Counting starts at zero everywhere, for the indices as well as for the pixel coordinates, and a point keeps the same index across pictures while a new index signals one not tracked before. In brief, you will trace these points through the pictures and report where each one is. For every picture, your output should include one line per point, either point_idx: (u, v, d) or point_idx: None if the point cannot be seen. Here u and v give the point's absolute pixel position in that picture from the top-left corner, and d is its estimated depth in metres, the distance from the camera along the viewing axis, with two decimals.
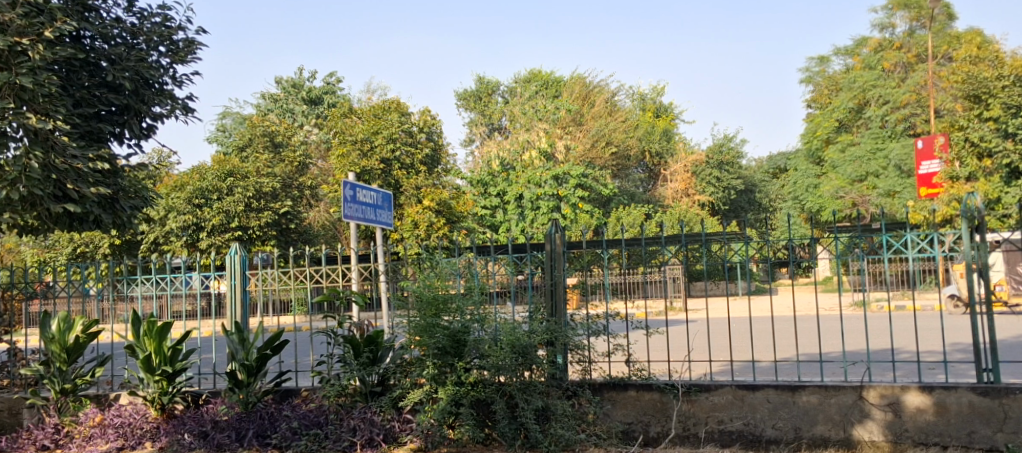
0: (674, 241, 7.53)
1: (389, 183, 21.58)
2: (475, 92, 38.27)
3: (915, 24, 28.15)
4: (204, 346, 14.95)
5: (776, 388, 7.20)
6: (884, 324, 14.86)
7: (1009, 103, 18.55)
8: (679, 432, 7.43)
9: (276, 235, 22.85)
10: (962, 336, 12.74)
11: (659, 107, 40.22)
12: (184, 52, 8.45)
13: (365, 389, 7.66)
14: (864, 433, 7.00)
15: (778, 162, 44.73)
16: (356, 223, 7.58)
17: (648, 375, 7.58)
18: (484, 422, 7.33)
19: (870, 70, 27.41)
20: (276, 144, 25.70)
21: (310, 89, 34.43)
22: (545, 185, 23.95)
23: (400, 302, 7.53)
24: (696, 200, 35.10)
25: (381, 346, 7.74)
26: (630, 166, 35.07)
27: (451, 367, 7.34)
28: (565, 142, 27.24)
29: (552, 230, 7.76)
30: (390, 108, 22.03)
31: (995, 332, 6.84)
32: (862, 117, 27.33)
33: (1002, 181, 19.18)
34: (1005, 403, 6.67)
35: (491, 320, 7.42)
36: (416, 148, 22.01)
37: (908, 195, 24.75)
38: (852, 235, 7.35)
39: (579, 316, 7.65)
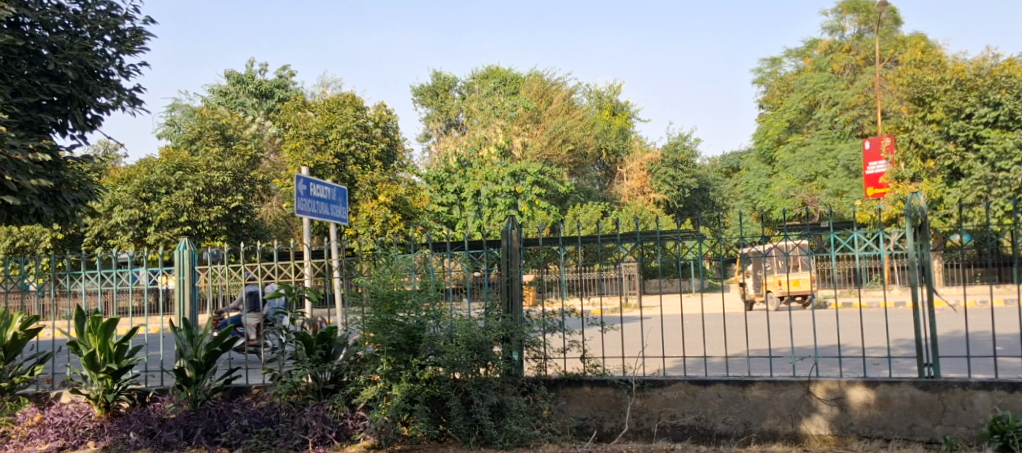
0: (629, 238, 7.64)
1: (344, 178, 21.41)
2: (432, 88, 38.34)
3: (863, 28, 29.26)
4: (151, 342, 14.76)
5: (727, 383, 7.34)
6: (830, 320, 15.22)
7: (950, 106, 19.22)
8: (632, 427, 7.54)
9: (227, 230, 22.62)
10: (904, 332, 13.13)
11: (615, 105, 40.49)
12: (131, 42, 8.33)
13: (317, 386, 7.63)
14: (812, 427, 7.18)
15: (731, 162, 45.52)
16: (310, 218, 7.57)
17: (602, 371, 7.68)
18: (439, 419, 7.38)
19: (820, 72, 28.22)
20: (227, 137, 25.14)
21: (261, 82, 34.02)
22: (502, 182, 24.02)
23: (355, 298, 7.51)
24: (652, 198, 35.43)
25: (334, 343, 7.76)
26: (587, 163, 35.22)
27: (406, 364, 7.31)
28: (522, 138, 27.32)
29: (508, 226, 7.83)
30: (345, 102, 21.92)
31: (937, 329, 7.05)
32: (812, 118, 27.90)
33: (944, 182, 19.95)
34: (944, 397, 6.89)
35: (447, 317, 7.43)
36: (372, 143, 21.91)
37: (855, 195, 25.33)
38: (801, 233, 7.47)
39: (534, 312, 7.74)
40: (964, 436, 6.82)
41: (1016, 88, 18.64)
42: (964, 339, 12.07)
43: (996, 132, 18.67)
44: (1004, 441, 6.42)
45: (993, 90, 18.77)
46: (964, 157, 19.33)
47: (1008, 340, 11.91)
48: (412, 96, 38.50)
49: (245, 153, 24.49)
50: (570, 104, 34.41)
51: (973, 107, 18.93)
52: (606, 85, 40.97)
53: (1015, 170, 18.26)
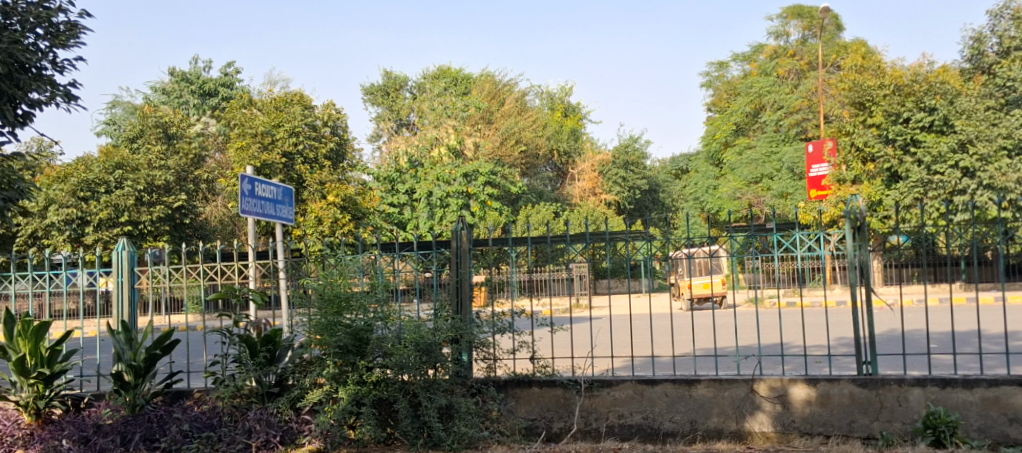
0: (579, 239, 7.72)
1: (292, 178, 21.12)
2: (382, 87, 38.22)
3: (807, 33, 30.16)
4: (87, 346, 14.45)
5: (674, 382, 7.43)
6: (774, 319, 15.52)
7: (889, 111, 19.73)
8: (581, 427, 7.59)
9: (170, 230, 22.28)
10: (845, 330, 13.43)
11: (567, 106, 40.72)
12: (65, 36, 8.14)
13: (261, 389, 7.55)
14: (755, 424, 7.30)
15: (681, 163, 46.12)
16: (255, 218, 7.48)
17: (552, 371, 7.72)
18: (387, 422, 7.30)
19: (766, 76, 28.74)
20: (169, 136, 24.47)
21: (206, 80, 33.55)
22: (455, 182, 23.93)
23: (301, 300, 7.46)
24: (603, 199, 35.68)
25: (280, 346, 7.67)
26: (538, 164, 35.28)
27: (353, 366, 7.26)
28: (474, 139, 27.31)
29: (458, 227, 7.87)
30: (292, 101, 21.65)
31: (874, 328, 7.23)
32: (758, 121, 28.38)
33: (884, 185, 20.34)
34: (881, 393, 7.06)
35: (395, 318, 7.39)
36: (321, 142, 21.65)
37: (799, 197, 25.80)
38: (747, 235, 7.62)
39: (484, 314, 7.76)
40: (900, 431, 7.00)
41: (950, 94, 19.19)
42: (901, 336, 12.42)
43: (932, 137, 19.24)
44: (937, 436, 6.69)
45: (928, 95, 19.23)
46: (902, 160, 19.82)
47: (942, 337, 12.29)
48: (362, 95, 38.31)
49: (189, 151, 24.04)
50: (521, 106, 34.50)
51: (911, 112, 19.38)
52: (557, 86, 41.15)
53: (951, 173, 19.00)
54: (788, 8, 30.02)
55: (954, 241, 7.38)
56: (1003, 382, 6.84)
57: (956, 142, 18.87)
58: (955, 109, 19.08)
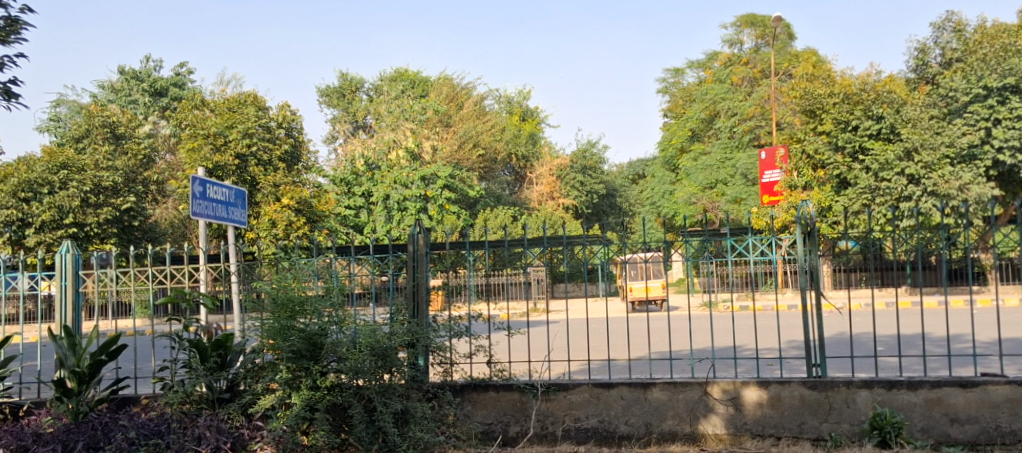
0: (536, 243, 7.72)
1: (245, 180, 20.85)
2: (338, 89, 37.95)
3: (760, 41, 30.73)
4: (28, 352, 14.11)
5: (629, 385, 7.47)
6: (726, 322, 15.76)
7: (839, 119, 20.09)
8: (537, 431, 7.60)
9: (117, 233, 21.91)
10: (795, 333, 13.68)
11: (524, 110, 40.84)
12: (6, 32, 7.93)
13: (212, 395, 7.47)
14: (708, 426, 7.37)
15: (637, 168, 46.58)
16: (206, 220, 7.37)
17: (508, 376, 7.73)
18: (340, 427, 7.19)
19: (720, 84, 29.14)
20: (117, 136, 23.76)
21: (157, 79, 33.06)
22: (412, 186, 23.81)
23: (254, 304, 7.35)
24: (560, 203, 35.85)
25: (231, 350, 7.58)
26: (497, 168, 35.24)
27: (306, 371, 7.18)
28: (431, 142, 27.31)
29: (415, 231, 7.89)
30: (245, 102, 21.44)
31: (824, 331, 7.35)
32: (712, 128, 28.73)
33: (833, 191, 20.69)
34: (830, 395, 7.18)
35: (350, 323, 7.31)
36: (275, 144, 21.46)
37: (753, 202, 26.16)
38: (702, 239, 7.70)
39: (441, 317, 7.81)
40: (848, 432, 7.13)
41: (896, 103, 19.70)
42: (850, 339, 12.68)
43: (879, 144, 19.67)
44: (883, 436, 6.83)
45: (876, 104, 19.71)
46: (851, 167, 20.19)
47: (889, 340, 12.59)
48: (317, 97, 37.99)
49: (139, 152, 23.57)
50: (479, 110, 34.52)
51: (859, 120, 19.84)
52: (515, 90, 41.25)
53: (896, 180, 19.45)
54: (741, 17, 30.53)
55: (900, 246, 7.56)
56: (945, 384, 7.00)
57: (903, 149, 19.31)
58: (902, 118, 19.56)
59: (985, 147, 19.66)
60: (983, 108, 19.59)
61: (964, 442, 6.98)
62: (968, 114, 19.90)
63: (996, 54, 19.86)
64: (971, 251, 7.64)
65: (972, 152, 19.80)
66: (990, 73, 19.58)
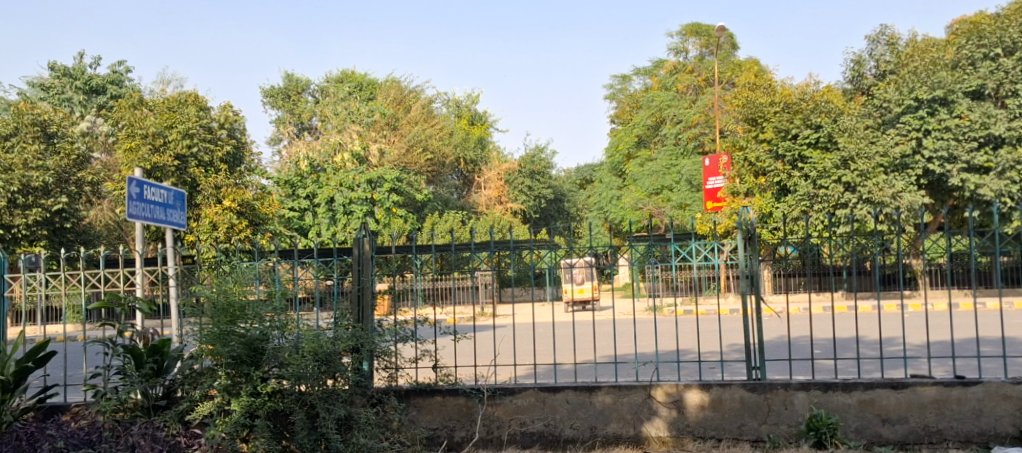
0: (483, 247, 7.69)
1: (185, 181, 20.34)
2: (283, 90, 37.46)
3: (704, 50, 31.26)
4: None
5: (575, 389, 7.47)
6: (670, 326, 15.94)
7: (779, 127, 20.45)
8: (482, 435, 7.55)
9: (48, 235, 21.43)
10: (737, 337, 13.90)
11: (473, 114, 40.86)
12: None
13: (147, 403, 7.28)
14: (651, 429, 7.40)
15: (585, 174, 46.95)
16: (143, 222, 7.17)
17: (454, 381, 7.68)
18: (282, 434, 7.05)
19: (666, 91, 29.54)
20: (48, 135, 22.26)
21: (92, 76, 32.28)
22: (358, 189, 23.46)
23: (192, 309, 7.16)
24: (509, 208, 35.92)
25: (168, 356, 7.45)
26: (444, 172, 35.06)
27: (246, 377, 7.02)
28: (378, 145, 27.23)
29: (360, 234, 7.81)
30: (186, 101, 20.88)
31: (764, 334, 7.42)
32: (659, 134, 29.05)
33: (774, 198, 21.04)
34: (769, 397, 7.26)
35: (293, 328, 7.14)
36: (216, 146, 20.94)
37: (697, 208, 26.48)
38: (648, 244, 7.73)
39: (387, 322, 7.62)
40: (786, 434, 7.22)
41: (833, 113, 20.14)
42: (789, 343, 12.93)
43: (818, 153, 20.03)
44: (819, 437, 6.93)
45: (814, 113, 20.13)
46: (791, 174, 20.55)
47: (825, 343, 12.83)
48: (261, 98, 37.44)
49: (71, 152, 22.17)
50: (427, 113, 34.39)
51: (799, 128, 20.18)
52: (464, 94, 41.24)
53: (833, 188, 19.82)
54: (686, 26, 31.12)
55: (838, 252, 7.67)
56: (878, 385, 7.14)
57: (839, 158, 19.73)
58: (839, 127, 20.00)
59: (917, 157, 20.18)
60: (914, 119, 20.12)
61: (895, 441, 7.12)
62: (900, 125, 20.40)
63: (926, 67, 20.26)
64: (904, 256, 7.78)
65: (904, 162, 20.32)
66: (921, 85, 20.06)
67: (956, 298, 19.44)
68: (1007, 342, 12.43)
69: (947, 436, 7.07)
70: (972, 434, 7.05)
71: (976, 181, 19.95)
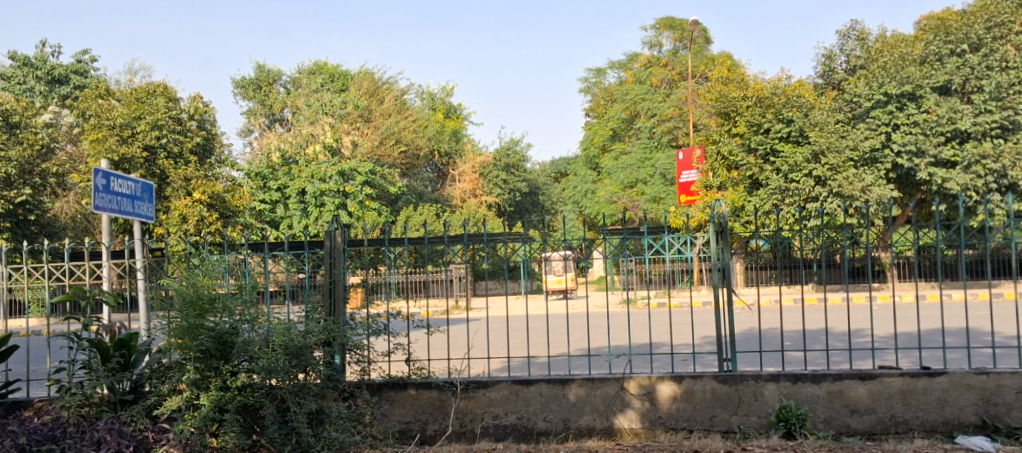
0: (457, 240, 7.67)
1: (153, 173, 20.18)
2: (254, 81, 37.15)
3: (678, 44, 31.44)
4: None
5: (548, 382, 7.47)
6: (643, 319, 16.02)
7: (751, 122, 20.65)
8: (456, 429, 7.52)
9: (12, 227, 21.15)
10: (708, 329, 13.99)
11: (447, 107, 40.81)
12: None
13: (114, 398, 7.17)
14: (624, 421, 7.42)
15: (559, 167, 47.08)
16: (109, 215, 7.07)
17: (427, 374, 7.65)
18: (252, 428, 7.01)
19: (640, 85, 29.64)
20: (10, 125, 21.65)
21: (55, 66, 31.83)
22: (330, 180, 23.20)
23: (161, 303, 7.07)
24: (483, 201, 35.84)
25: (135, 350, 7.32)
26: (419, 165, 34.91)
27: (216, 372, 6.95)
28: (352, 137, 27.13)
29: (332, 227, 7.74)
30: (154, 92, 20.60)
31: (735, 327, 7.45)
32: (633, 128, 29.13)
33: (746, 192, 21.21)
34: (740, 389, 7.31)
35: (263, 321, 7.04)
36: (185, 137, 20.77)
37: (671, 202, 26.60)
38: (622, 237, 7.74)
39: (358, 315, 7.60)
40: (756, 425, 7.27)
41: (805, 107, 20.34)
42: (759, 335, 13.05)
43: (789, 147, 20.20)
44: (788, 428, 6.97)
45: (786, 107, 20.32)
46: (763, 168, 20.72)
47: (794, 335, 12.94)
48: (232, 89, 37.09)
49: (35, 142, 21.64)
50: (401, 105, 34.21)
51: (771, 123, 20.39)
52: (438, 86, 41.13)
53: (804, 181, 19.97)
54: (660, 20, 31.30)
55: (807, 245, 7.73)
56: (846, 376, 7.20)
57: (810, 152, 19.83)
58: (810, 122, 20.15)
59: (886, 151, 20.26)
60: (883, 114, 20.26)
61: (862, 431, 7.18)
62: (870, 119, 20.50)
63: (895, 62, 20.71)
64: (872, 249, 7.85)
65: (874, 156, 20.37)
66: (890, 80, 20.41)
67: (923, 290, 19.68)
68: (971, 332, 12.61)
69: (913, 426, 7.15)
70: (937, 424, 7.13)
71: (944, 175, 20.04)
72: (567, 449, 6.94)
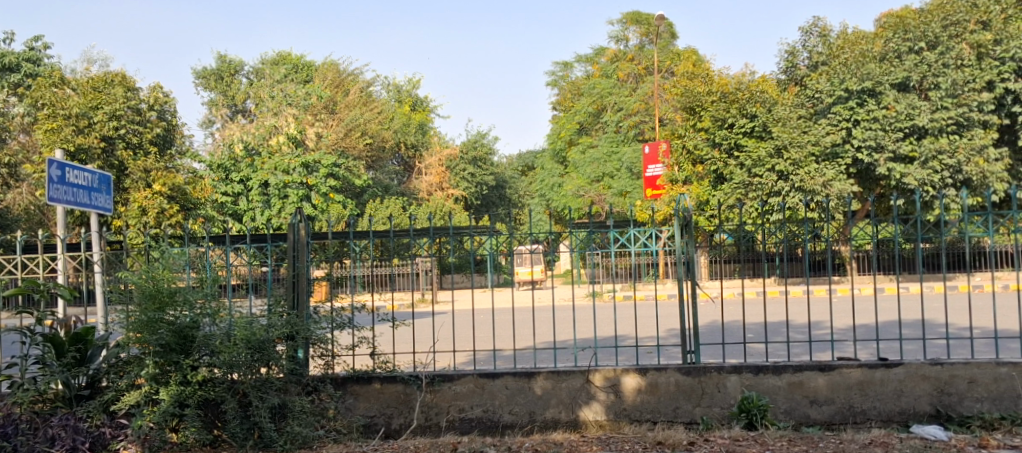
0: (423, 233, 7.60)
1: (112, 164, 19.80)
2: (216, 71, 36.71)
3: (645, 39, 31.59)
4: None
5: (514, 375, 7.45)
6: (610, 312, 16.08)
7: (716, 116, 20.86)
8: (420, 422, 7.48)
9: None
10: (672, 322, 14.07)
11: (414, 100, 40.66)
12: None
13: (69, 393, 7.01)
14: (589, 413, 7.43)
15: (527, 161, 47.14)
16: (65, 207, 6.92)
17: (392, 368, 7.59)
18: (213, 423, 6.93)
19: (607, 78, 29.75)
20: None
21: (8, 54, 31.12)
22: (294, 172, 23.02)
23: (119, 296, 6.93)
24: (450, 194, 35.69)
25: (91, 345, 7.19)
26: (385, 157, 34.71)
27: (175, 366, 6.83)
28: (316, 129, 26.93)
29: (295, 220, 7.64)
30: (113, 81, 20.22)
31: (699, 320, 7.48)
32: (600, 121, 29.20)
33: (711, 186, 21.42)
34: (703, 381, 7.35)
35: (224, 315, 6.95)
36: (145, 128, 20.43)
37: (637, 196, 26.71)
38: (588, 231, 7.72)
39: (322, 309, 7.52)
40: (719, 416, 7.31)
41: (768, 103, 20.60)
42: (722, 327, 13.14)
43: (753, 142, 20.45)
44: (750, 419, 7.02)
45: (749, 103, 20.57)
46: (727, 163, 20.96)
47: (756, 327, 13.06)
48: (193, 79, 36.60)
49: None
50: (366, 97, 33.96)
51: (734, 118, 20.61)
52: (405, 78, 40.93)
53: (767, 176, 20.14)
54: (627, 14, 31.42)
55: (770, 238, 7.79)
56: (806, 367, 7.27)
57: (773, 147, 20.02)
58: (773, 117, 20.38)
59: (847, 146, 20.40)
60: (844, 109, 20.45)
61: (822, 422, 7.26)
62: (831, 115, 20.68)
63: (856, 59, 20.93)
64: (834, 243, 7.90)
65: (835, 151, 20.51)
66: (851, 77, 20.55)
67: (883, 283, 19.97)
68: (927, 324, 12.82)
69: (870, 416, 7.24)
70: (894, 414, 7.23)
71: (902, 171, 20.29)
72: (531, 441, 6.91)
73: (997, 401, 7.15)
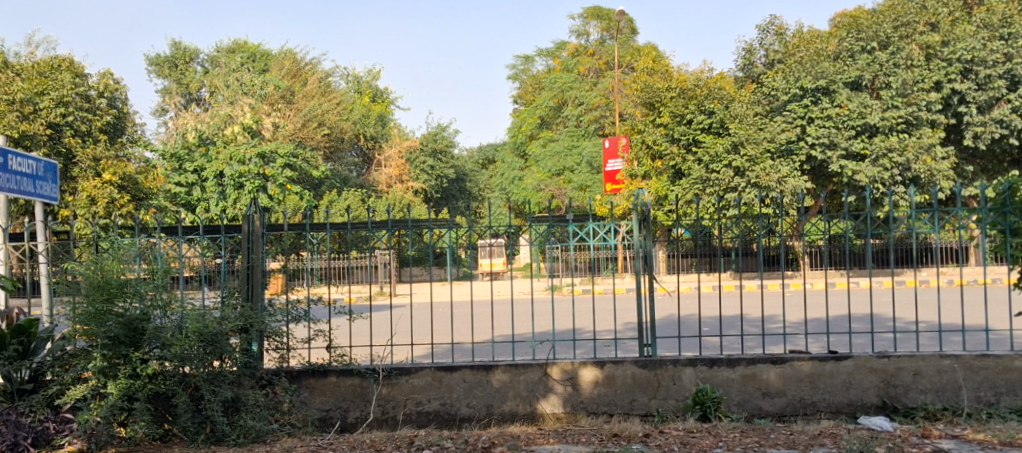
0: (380, 226, 7.51)
1: (58, 151, 19.26)
2: (169, 58, 36.11)
3: (605, 34, 31.68)
4: None
5: (471, 368, 7.40)
6: (567, 306, 16.13)
7: (675, 112, 21.06)
8: (376, 416, 7.40)
9: None
10: (629, 315, 14.14)
11: (373, 91, 40.42)
12: None
13: (11, 387, 6.83)
14: (546, 406, 7.40)
15: (487, 154, 47.03)
16: (7, 195, 6.71)
17: (348, 361, 7.49)
18: (163, 418, 6.81)
19: (568, 73, 29.78)
20: None
21: None
22: (250, 163, 22.27)
23: (65, 287, 6.75)
24: (409, 187, 35.47)
25: (35, 337, 6.99)
26: (343, 148, 34.38)
27: (124, 359, 6.67)
28: (273, 119, 26.63)
29: (250, 210, 7.50)
30: (59, 66, 19.91)
31: (656, 313, 7.49)
32: (560, 116, 29.24)
33: (669, 181, 21.60)
34: (659, 374, 7.37)
35: (176, 306, 6.80)
36: (94, 115, 20.01)
37: (597, 189, 26.80)
38: (548, 225, 7.64)
39: (277, 301, 7.39)
40: (674, 408, 7.34)
41: (725, 100, 20.79)
42: (678, 321, 13.22)
43: (710, 138, 20.69)
44: (704, 411, 7.04)
45: (708, 99, 20.81)
46: (685, 158, 21.15)
47: (711, 321, 13.17)
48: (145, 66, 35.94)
49: None
50: (324, 87, 33.58)
51: (693, 114, 20.81)
52: (365, 69, 40.64)
53: (724, 172, 20.36)
54: (588, 9, 31.44)
55: (726, 234, 7.83)
56: (759, 360, 7.32)
57: (730, 143, 20.26)
58: (730, 114, 20.57)
59: (801, 143, 20.64)
60: (799, 108, 20.74)
61: (773, 414, 7.32)
62: (786, 112, 20.95)
63: (810, 58, 21.19)
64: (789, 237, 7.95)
65: (789, 148, 20.76)
66: (806, 75, 20.86)
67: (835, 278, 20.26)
68: (875, 318, 13.02)
69: (821, 408, 7.32)
70: (842, 406, 7.32)
71: (854, 168, 20.52)
72: (487, 434, 6.87)
73: (941, 393, 7.26)
